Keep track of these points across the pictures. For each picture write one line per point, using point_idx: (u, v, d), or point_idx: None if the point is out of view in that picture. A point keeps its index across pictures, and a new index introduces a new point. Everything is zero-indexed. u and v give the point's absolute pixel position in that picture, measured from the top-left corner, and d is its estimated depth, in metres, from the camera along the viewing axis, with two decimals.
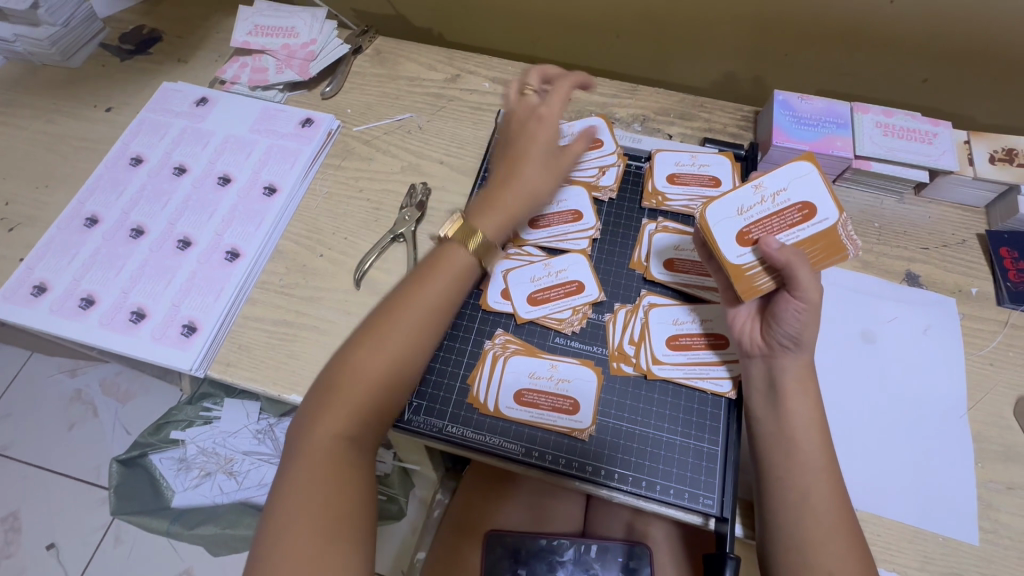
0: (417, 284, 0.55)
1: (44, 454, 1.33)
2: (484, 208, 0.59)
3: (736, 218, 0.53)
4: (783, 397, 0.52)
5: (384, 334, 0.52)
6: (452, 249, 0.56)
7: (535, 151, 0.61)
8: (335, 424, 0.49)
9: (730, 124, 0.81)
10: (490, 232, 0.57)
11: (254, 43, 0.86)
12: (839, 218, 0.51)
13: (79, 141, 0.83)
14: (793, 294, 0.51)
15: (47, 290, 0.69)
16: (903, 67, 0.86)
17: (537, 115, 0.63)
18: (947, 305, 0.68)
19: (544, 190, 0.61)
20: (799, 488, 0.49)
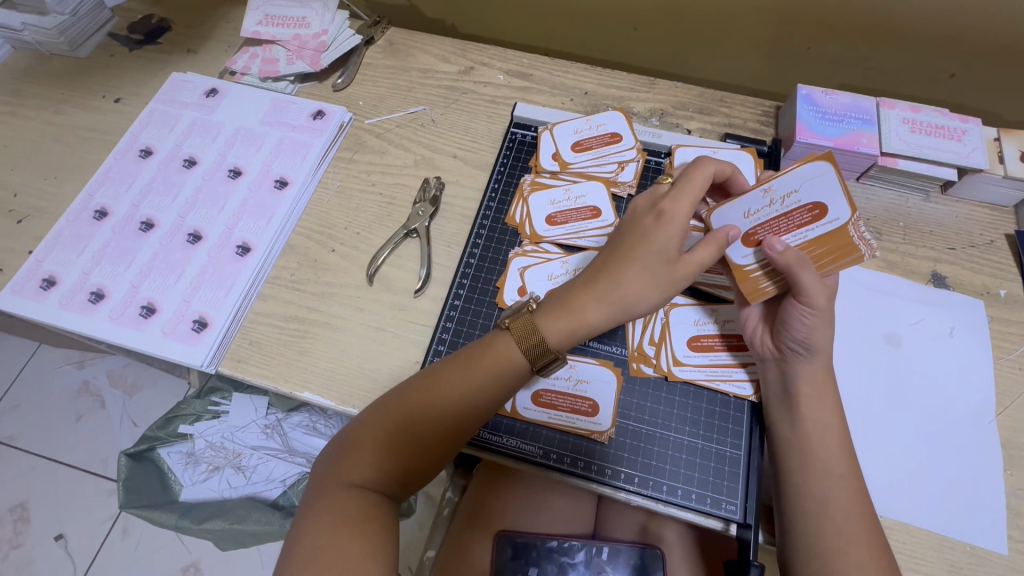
0: (473, 360, 0.51)
1: (52, 446, 1.33)
2: (576, 308, 0.51)
3: (742, 221, 0.53)
4: (796, 401, 0.50)
5: (431, 399, 0.50)
6: (505, 342, 0.51)
7: (645, 252, 0.51)
8: (361, 469, 0.49)
9: (751, 119, 0.79)
10: (563, 341, 0.51)
11: (265, 33, 0.85)
12: (850, 219, 0.50)
13: (87, 132, 0.82)
14: (800, 300, 0.50)
15: (56, 284, 0.68)
16: (929, 61, 0.84)
17: (657, 207, 0.52)
18: (976, 307, 0.66)
19: (652, 295, 0.50)
20: (816, 493, 0.48)
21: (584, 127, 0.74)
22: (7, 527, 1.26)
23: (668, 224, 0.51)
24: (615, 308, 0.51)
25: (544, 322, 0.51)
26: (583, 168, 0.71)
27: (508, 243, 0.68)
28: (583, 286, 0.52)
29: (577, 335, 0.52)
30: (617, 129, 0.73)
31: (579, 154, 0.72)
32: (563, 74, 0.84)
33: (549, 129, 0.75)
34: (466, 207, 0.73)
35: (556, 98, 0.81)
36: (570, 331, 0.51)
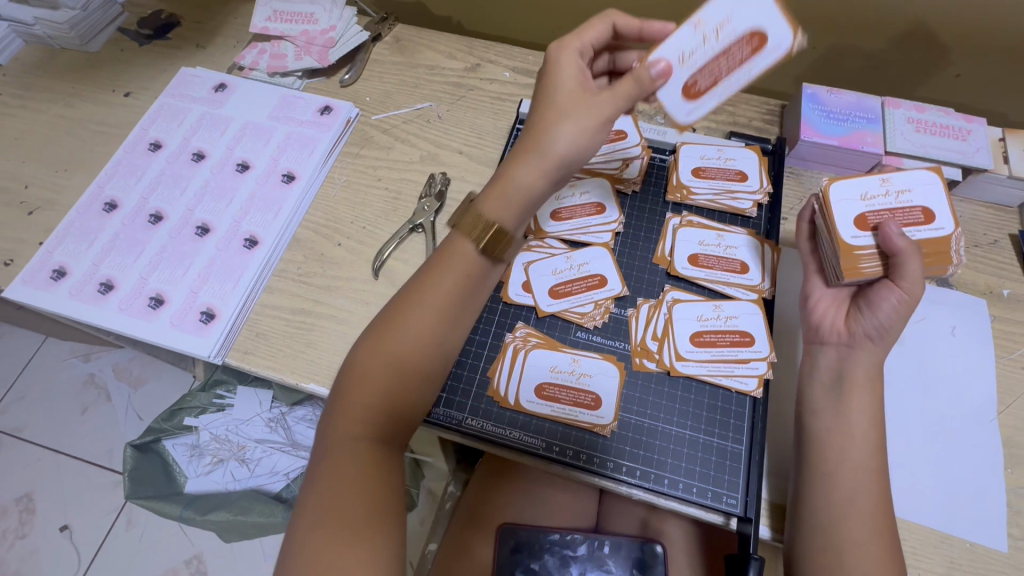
0: (437, 269, 0.49)
1: (57, 438, 1.34)
2: (506, 172, 0.50)
3: (682, 71, 0.52)
4: (848, 393, 0.51)
5: (409, 318, 0.48)
6: (459, 239, 0.49)
7: (562, 99, 0.50)
8: (354, 412, 0.46)
9: (756, 118, 0.79)
10: (510, 214, 0.49)
11: (273, 29, 0.85)
12: (955, 230, 0.52)
13: (97, 125, 0.83)
14: (896, 284, 0.50)
15: (67, 275, 0.69)
16: (934, 61, 0.84)
17: (556, 56, 0.52)
18: (979, 306, 0.66)
19: (590, 120, 0.48)
20: (847, 489, 0.49)
21: None
22: (13, 517, 1.27)
23: (569, 67, 0.51)
24: (547, 161, 0.49)
25: (480, 203, 0.50)
26: None
27: None
28: (513, 158, 0.50)
29: (512, 202, 0.49)
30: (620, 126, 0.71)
31: None
32: None
33: None
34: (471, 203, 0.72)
35: None
36: (520, 196, 0.49)
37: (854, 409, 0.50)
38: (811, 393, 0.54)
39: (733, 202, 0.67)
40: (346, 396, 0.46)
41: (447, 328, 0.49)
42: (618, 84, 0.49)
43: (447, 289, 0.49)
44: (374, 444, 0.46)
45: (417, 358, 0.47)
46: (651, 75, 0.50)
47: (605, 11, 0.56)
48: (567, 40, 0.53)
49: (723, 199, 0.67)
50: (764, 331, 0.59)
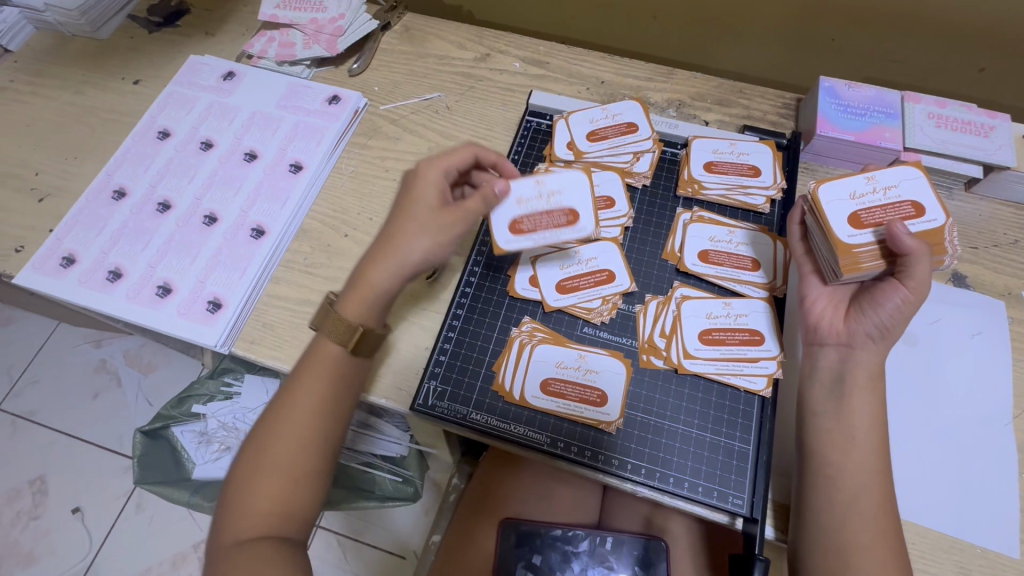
0: (303, 370, 0.52)
1: (70, 422, 1.36)
2: (365, 271, 0.53)
3: (513, 206, 0.56)
4: (850, 394, 0.50)
5: (287, 412, 0.51)
6: (323, 342, 0.53)
7: (415, 216, 0.53)
8: (246, 514, 0.48)
9: (771, 111, 0.77)
10: (370, 315, 0.53)
11: (283, 17, 0.85)
12: (947, 222, 0.52)
13: (108, 113, 0.83)
14: (900, 283, 0.50)
15: (76, 262, 0.69)
16: (957, 54, 0.81)
17: (424, 172, 0.55)
18: (996, 308, 0.65)
19: (439, 241, 0.53)
20: (849, 489, 0.48)
21: (600, 117, 0.72)
22: (26, 499, 1.29)
23: (430, 181, 0.54)
24: (398, 270, 0.52)
25: (340, 307, 0.53)
26: (598, 158, 0.70)
27: None
28: (368, 259, 0.53)
29: (375, 305, 0.53)
30: (575, 205, 0.56)
31: (516, 236, 0.56)
32: (580, 63, 0.83)
33: (564, 118, 0.73)
34: None
35: (572, 87, 0.81)
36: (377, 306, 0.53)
37: (856, 410, 0.50)
38: (811, 395, 0.53)
39: (745, 197, 0.65)
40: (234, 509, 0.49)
41: (335, 411, 0.52)
42: (467, 202, 0.53)
43: (323, 380, 0.52)
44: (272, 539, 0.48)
45: (302, 458, 0.50)
46: (496, 192, 0.54)
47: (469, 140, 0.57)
48: (432, 159, 0.56)
49: (736, 194, 0.66)
50: (774, 329, 0.58)
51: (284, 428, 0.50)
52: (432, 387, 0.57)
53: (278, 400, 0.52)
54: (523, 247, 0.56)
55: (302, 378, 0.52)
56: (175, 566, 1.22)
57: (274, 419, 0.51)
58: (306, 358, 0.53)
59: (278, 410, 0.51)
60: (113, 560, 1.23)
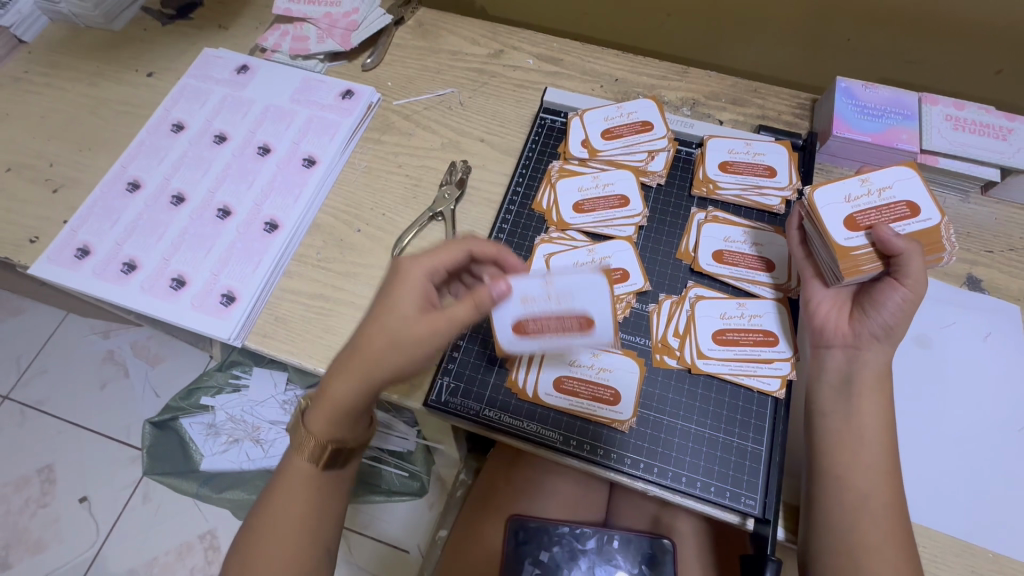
0: (281, 483, 0.52)
1: (79, 412, 1.37)
2: (330, 385, 0.49)
3: (518, 305, 0.51)
4: (859, 394, 0.50)
5: (268, 527, 0.50)
6: (294, 455, 0.52)
7: (391, 323, 0.48)
8: None
9: (786, 112, 0.77)
10: (338, 428, 0.50)
11: (297, 11, 0.85)
12: (942, 220, 0.52)
13: (122, 105, 0.83)
14: (900, 282, 0.50)
15: (90, 254, 0.70)
16: (975, 55, 0.80)
17: (410, 269, 0.50)
18: (1010, 312, 0.64)
19: (416, 352, 0.48)
20: (859, 489, 0.48)
21: (614, 115, 0.72)
22: (35, 487, 1.30)
23: (410, 284, 0.49)
24: (367, 388, 0.48)
25: (310, 418, 0.51)
26: (612, 156, 0.70)
27: (533, 230, 0.67)
28: (332, 371, 0.50)
29: (341, 417, 0.50)
30: (590, 311, 0.50)
31: (519, 338, 0.51)
32: (594, 60, 0.82)
33: (579, 116, 0.73)
34: None
35: (586, 85, 0.80)
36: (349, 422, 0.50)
37: (866, 410, 0.50)
38: (817, 396, 0.53)
39: (761, 197, 0.65)
40: None
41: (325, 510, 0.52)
42: (454, 308, 0.48)
43: (308, 484, 0.51)
44: None
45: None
46: (496, 292, 0.48)
47: (464, 236, 0.53)
48: (418, 256, 0.51)
49: (751, 194, 0.65)
50: (788, 330, 0.58)
51: (277, 535, 0.50)
52: (445, 383, 0.58)
53: (262, 506, 0.52)
54: (528, 349, 0.52)
55: (285, 486, 0.51)
56: (182, 556, 1.23)
57: (264, 526, 0.50)
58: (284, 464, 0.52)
59: (264, 516, 0.51)
60: (121, 549, 1.24)
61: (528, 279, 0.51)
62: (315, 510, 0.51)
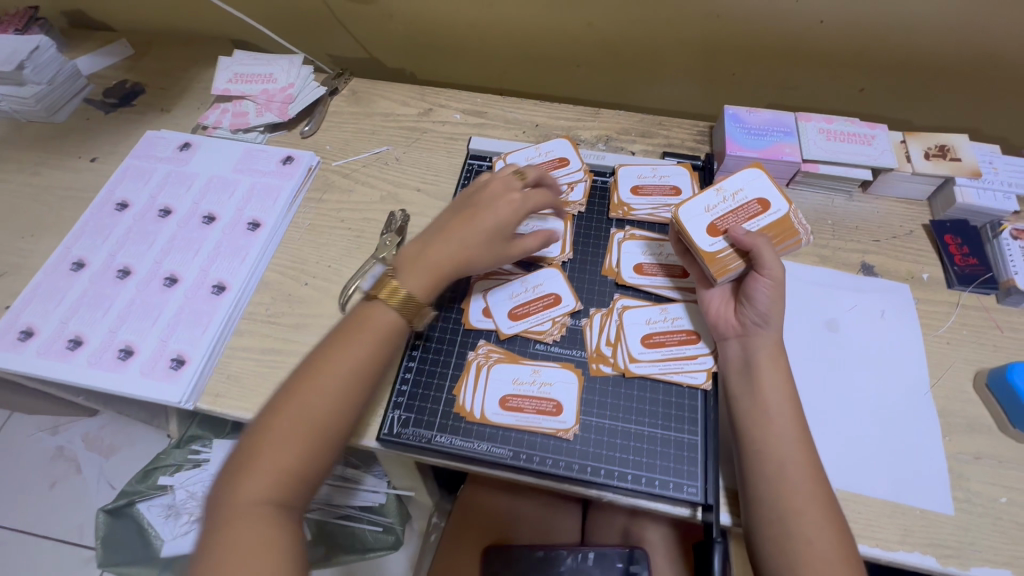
0: (360, 324, 0.58)
1: (25, 517, 1.29)
2: (401, 274, 0.60)
3: None
4: (757, 375, 0.56)
5: (332, 364, 0.55)
6: (375, 305, 0.58)
7: (337, 369, 0.55)
8: (266, 474, 0.50)
9: (688, 139, 0.87)
10: (417, 286, 0.60)
11: (235, 90, 0.91)
12: (789, 208, 0.60)
13: (65, 190, 0.86)
14: (761, 272, 0.57)
15: (34, 334, 0.69)
16: (841, 79, 0.93)
17: (374, 311, 0.58)
18: (902, 290, 0.72)
19: (470, 263, 0.62)
20: (775, 459, 0.53)
21: (534, 155, 0.79)
22: None
23: (506, 208, 0.64)
24: (431, 280, 0.60)
25: (404, 275, 0.60)
26: None
27: None
28: (433, 240, 0.63)
29: (426, 283, 0.60)
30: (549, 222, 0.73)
31: None
32: (515, 110, 0.91)
33: (503, 158, 0.80)
34: None
35: (510, 132, 0.88)
36: (298, 473, 0.51)
37: (766, 386, 0.55)
38: (730, 383, 0.58)
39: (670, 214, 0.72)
40: (256, 458, 0.51)
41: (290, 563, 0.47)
42: (527, 243, 0.65)
43: (256, 541, 0.47)
44: (277, 515, 0.49)
45: (336, 419, 0.53)
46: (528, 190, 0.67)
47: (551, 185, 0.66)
48: (514, 185, 0.66)
49: (662, 212, 0.73)
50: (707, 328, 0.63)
51: None
52: (395, 416, 0.60)
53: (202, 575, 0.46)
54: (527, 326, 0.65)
55: (228, 550, 0.47)
56: None
57: None
58: (217, 533, 0.48)
59: None
60: None
61: None
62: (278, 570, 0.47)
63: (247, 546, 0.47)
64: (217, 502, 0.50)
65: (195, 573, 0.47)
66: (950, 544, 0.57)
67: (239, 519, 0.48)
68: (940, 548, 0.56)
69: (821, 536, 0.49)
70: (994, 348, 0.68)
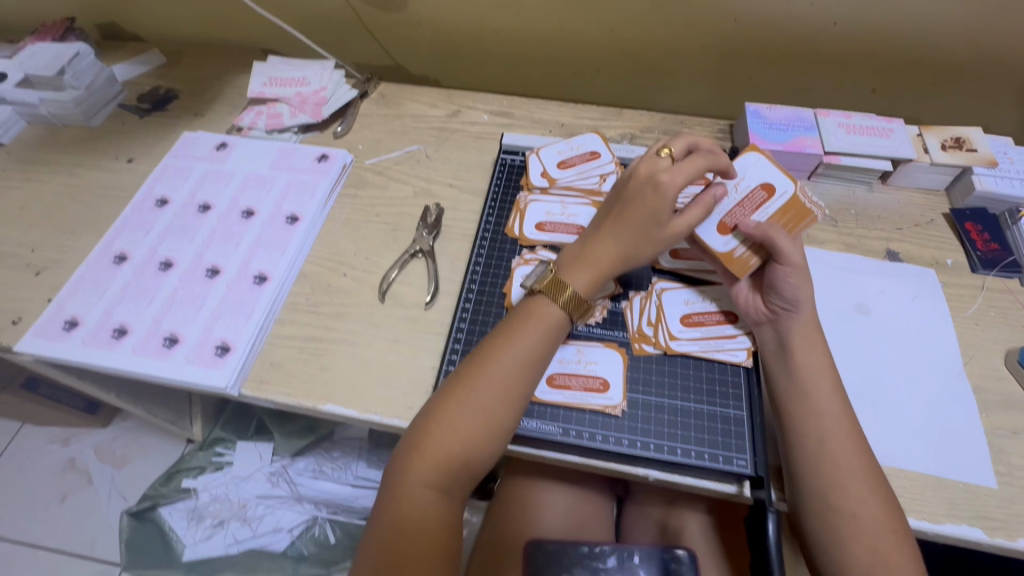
0: (522, 322, 0.59)
1: (38, 530, 1.27)
2: (566, 272, 0.60)
3: (542, 214, 0.77)
4: (793, 356, 0.57)
5: (495, 362, 0.56)
6: (542, 304, 0.60)
7: (501, 368, 0.56)
8: (432, 460, 0.54)
9: (711, 136, 0.90)
10: (585, 282, 0.60)
11: (270, 93, 0.94)
12: (795, 188, 0.59)
13: (103, 190, 0.88)
14: (782, 262, 0.57)
15: (79, 325, 0.71)
16: (854, 80, 0.97)
17: (532, 309, 0.59)
18: (928, 275, 0.74)
19: (636, 255, 0.60)
20: (817, 436, 0.53)
21: (566, 148, 0.83)
22: None
23: (659, 191, 0.58)
24: (595, 274, 0.60)
25: (568, 275, 0.60)
26: (568, 182, 0.79)
27: (509, 253, 0.75)
28: (590, 238, 0.62)
29: (598, 281, 0.60)
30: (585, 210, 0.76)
31: (540, 230, 0.75)
32: (541, 111, 0.94)
33: (536, 152, 0.83)
34: (465, 227, 0.80)
35: (537, 131, 0.91)
36: (457, 461, 0.54)
37: (802, 367, 0.56)
38: (767, 363, 0.59)
39: None
40: (424, 443, 0.54)
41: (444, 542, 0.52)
42: (693, 217, 0.59)
43: (418, 519, 0.52)
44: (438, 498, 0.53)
45: (496, 419, 0.55)
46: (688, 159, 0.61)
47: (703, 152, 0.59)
48: (660, 163, 0.59)
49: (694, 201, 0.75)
50: None
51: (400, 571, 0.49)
52: None
53: (372, 535, 0.52)
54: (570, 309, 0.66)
55: (395, 521, 0.52)
56: None
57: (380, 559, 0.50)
58: (387, 503, 0.53)
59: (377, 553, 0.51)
60: None
61: (548, 202, 0.78)
62: (434, 548, 0.51)
63: (416, 522, 0.52)
64: (389, 474, 0.55)
65: (367, 533, 0.53)
66: (996, 516, 0.57)
67: (406, 495, 0.53)
68: (987, 521, 0.57)
69: (867, 508, 0.50)
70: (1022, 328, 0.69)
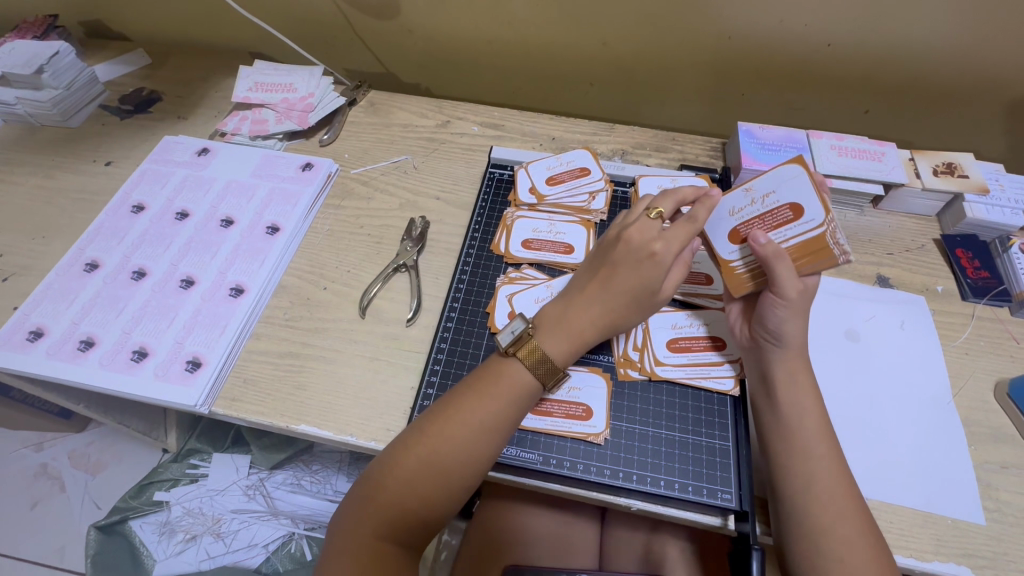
0: (492, 375, 0.56)
1: (6, 539, 1.23)
2: (542, 333, 0.58)
3: (529, 232, 0.75)
4: (776, 390, 0.55)
5: (459, 415, 0.54)
6: (514, 368, 0.56)
7: (464, 421, 0.53)
8: (384, 509, 0.52)
9: (702, 154, 0.88)
10: (561, 347, 0.57)
11: (255, 98, 0.92)
12: (824, 220, 0.54)
13: (78, 194, 0.85)
14: (772, 293, 0.55)
15: (44, 335, 0.68)
16: (847, 102, 0.96)
17: (504, 364, 0.57)
18: (918, 303, 0.73)
19: (617, 323, 0.59)
20: (802, 472, 0.52)
21: (556, 165, 0.82)
22: None
23: (649, 262, 0.57)
24: (575, 343, 0.58)
25: (544, 340, 0.57)
26: (556, 199, 0.79)
27: (494, 270, 0.73)
28: (573, 301, 0.59)
29: (575, 350, 0.58)
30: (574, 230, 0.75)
31: (525, 248, 0.74)
32: (532, 124, 0.93)
33: (524, 167, 0.82)
34: (451, 242, 0.78)
35: (527, 144, 0.90)
36: (411, 513, 0.52)
37: (788, 400, 0.54)
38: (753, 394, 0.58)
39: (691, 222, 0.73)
40: (378, 491, 0.52)
41: None
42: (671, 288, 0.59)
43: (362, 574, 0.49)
44: (387, 550, 0.51)
45: (456, 473, 0.53)
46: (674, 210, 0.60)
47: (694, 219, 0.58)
48: (652, 228, 0.58)
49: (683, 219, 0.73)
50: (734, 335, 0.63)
51: None
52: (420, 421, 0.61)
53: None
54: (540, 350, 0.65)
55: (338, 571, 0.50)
56: None
57: None
58: (335, 551, 0.51)
59: None
60: None
61: (535, 219, 0.76)
62: None
63: None
64: (342, 520, 0.53)
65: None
66: (984, 555, 0.56)
67: (354, 546, 0.50)
68: (974, 559, 0.55)
69: (853, 551, 0.48)
70: (1012, 358, 0.69)
